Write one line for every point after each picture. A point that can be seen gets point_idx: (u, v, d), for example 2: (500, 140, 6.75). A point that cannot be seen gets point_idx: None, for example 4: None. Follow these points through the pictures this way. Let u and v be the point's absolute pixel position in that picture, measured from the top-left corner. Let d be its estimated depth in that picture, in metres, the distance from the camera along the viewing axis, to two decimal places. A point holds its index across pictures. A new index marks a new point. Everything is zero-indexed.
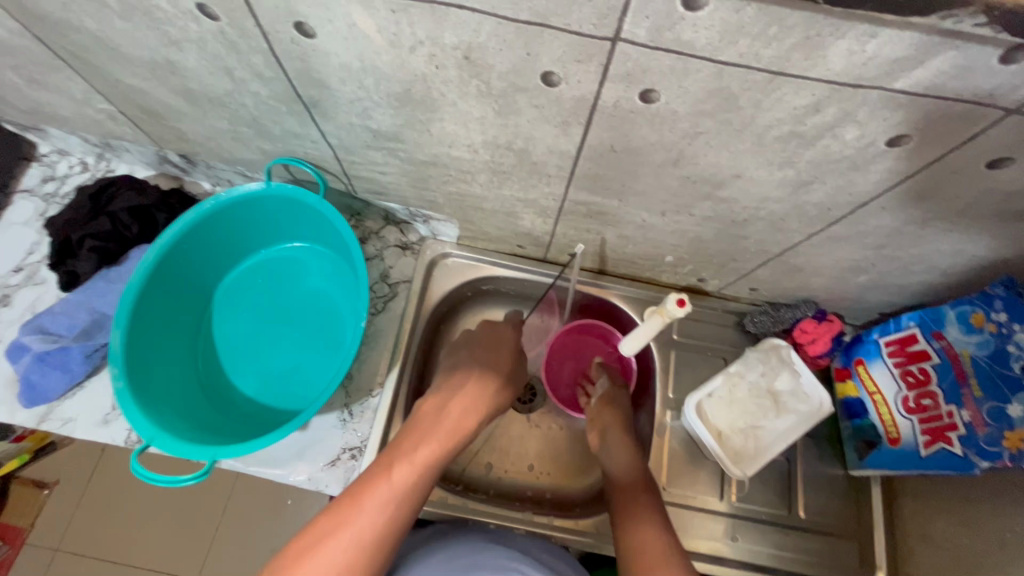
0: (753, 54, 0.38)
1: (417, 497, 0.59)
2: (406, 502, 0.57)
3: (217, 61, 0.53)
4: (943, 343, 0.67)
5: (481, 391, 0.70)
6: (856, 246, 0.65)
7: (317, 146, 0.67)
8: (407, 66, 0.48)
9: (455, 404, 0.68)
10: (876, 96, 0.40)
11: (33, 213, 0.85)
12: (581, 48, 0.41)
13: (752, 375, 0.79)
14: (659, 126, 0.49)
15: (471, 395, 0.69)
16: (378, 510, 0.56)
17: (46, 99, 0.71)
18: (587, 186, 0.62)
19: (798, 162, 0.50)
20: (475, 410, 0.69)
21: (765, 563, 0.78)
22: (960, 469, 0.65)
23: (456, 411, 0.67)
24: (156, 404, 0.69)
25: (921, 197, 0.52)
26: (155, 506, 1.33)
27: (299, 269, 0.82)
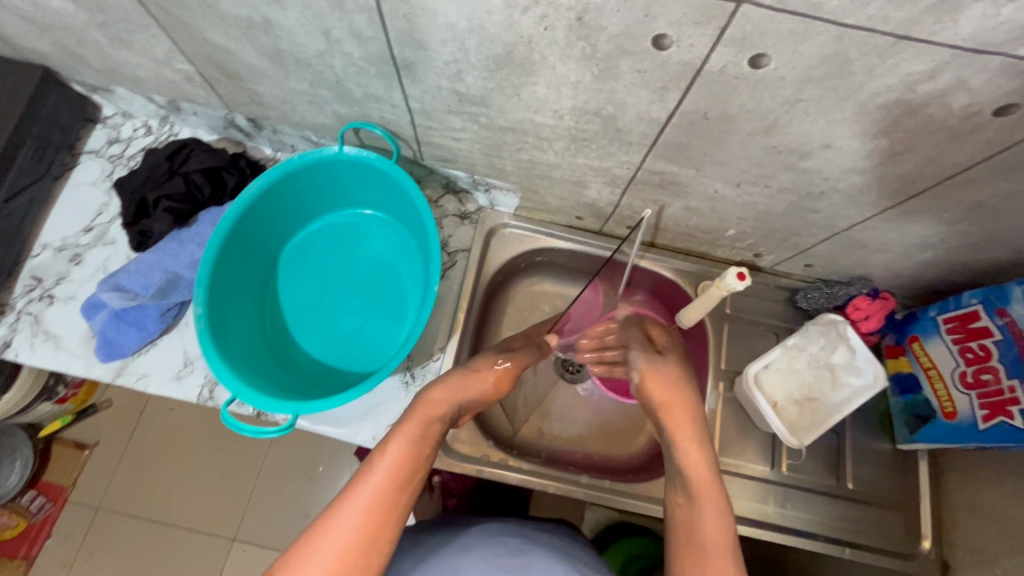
0: (882, 17, 0.39)
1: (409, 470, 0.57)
2: (401, 476, 0.56)
3: (318, 20, 0.54)
4: (1007, 320, 0.68)
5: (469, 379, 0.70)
6: (930, 221, 0.65)
7: (395, 111, 0.68)
8: (515, 28, 0.48)
9: (442, 386, 0.67)
10: (997, 62, 0.40)
11: (100, 175, 0.87)
12: (703, 9, 0.42)
13: (813, 348, 0.81)
14: (760, 92, 0.49)
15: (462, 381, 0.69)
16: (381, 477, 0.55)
17: (124, 58, 0.72)
18: (667, 154, 0.63)
19: (895, 132, 0.51)
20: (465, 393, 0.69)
21: (814, 530, 0.81)
22: (1020, 441, 0.66)
23: (432, 395, 0.65)
24: (236, 359, 0.71)
25: (1013, 169, 0.53)
26: (198, 467, 1.37)
27: (366, 236, 0.84)
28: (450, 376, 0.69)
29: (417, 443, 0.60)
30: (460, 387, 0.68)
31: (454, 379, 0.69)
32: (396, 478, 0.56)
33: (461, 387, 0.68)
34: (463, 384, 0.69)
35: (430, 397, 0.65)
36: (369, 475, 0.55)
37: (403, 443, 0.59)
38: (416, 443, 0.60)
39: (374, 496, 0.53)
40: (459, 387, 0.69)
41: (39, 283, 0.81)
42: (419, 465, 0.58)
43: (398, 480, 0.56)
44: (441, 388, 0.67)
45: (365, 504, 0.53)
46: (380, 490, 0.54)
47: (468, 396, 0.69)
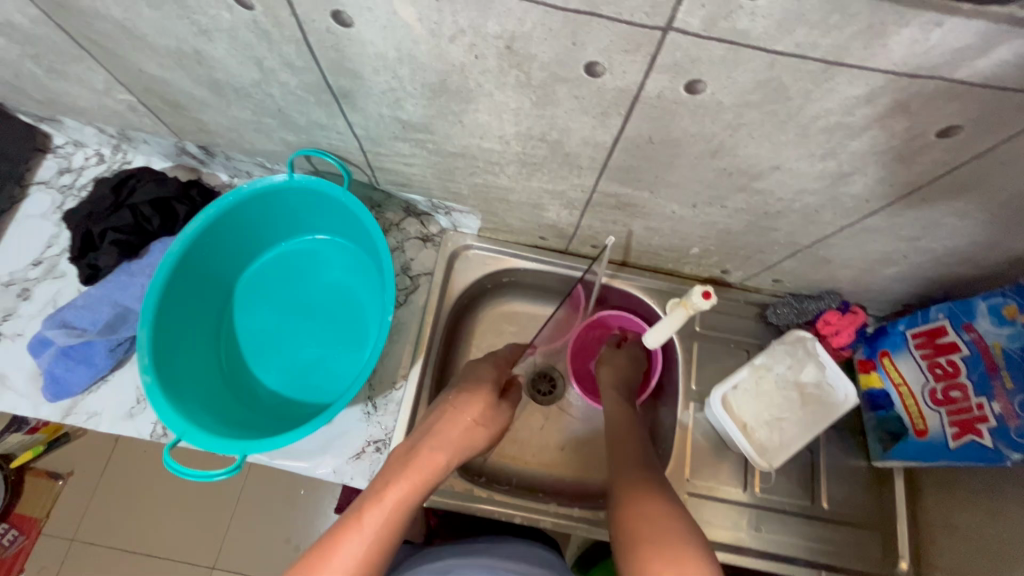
0: (811, 43, 0.37)
1: (393, 536, 0.56)
2: (385, 545, 0.55)
3: (247, 51, 0.52)
4: (974, 336, 0.67)
5: (468, 432, 0.69)
6: (890, 238, 0.64)
7: (342, 137, 0.66)
8: (445, 57, 0.46)
9: (444, 443, 0.66)
10: (933, 85, 0.39)
11: (50, 206, 0.85)
12: (631, 37, 0.40)
13: (779, 367, 0.79)
14: (702, 117, 0.48)
15: (462, 435, 0.68)
16: (361, 545, 0.54)
17: (64, 89, 0.70)
18: (619, 177, 0.61)
19: (841, 154, 0.49)
20: (462, 450, 0.68)
21: (790, 553, 0.79)
22: (990, 461, 0.64)
23: (434, 454, 0.64)
24: (184, 398, 0.69)
25: (964, 188, 0.51)
26: (171, 497, 1.34)
27: (321, 261, 0.82)
28: (451, 428, 0.68)
29: (409, 506, 0.59)
30: (457, 438, 0.67)
31: (456, 431, 0.68)
32: (379, 546, 0.55)
33: (460, 441, 0.68)
34: (463, 438, 0.68)
35: (434, 455, 0.64)
36: (353, 540, 0.54)
37: (396, 508, 0.57)
38: (408, 507, 0.59)
39: (354, 565, 0.52)
40: (460, 440, 0.68)
41: None
42: (403, 529, 0.58)
43: (381, 548, 0.55)
44: (445, 448, 0.65)
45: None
46: (360, 558, 0.53)
47: (466, 449, 0.68)
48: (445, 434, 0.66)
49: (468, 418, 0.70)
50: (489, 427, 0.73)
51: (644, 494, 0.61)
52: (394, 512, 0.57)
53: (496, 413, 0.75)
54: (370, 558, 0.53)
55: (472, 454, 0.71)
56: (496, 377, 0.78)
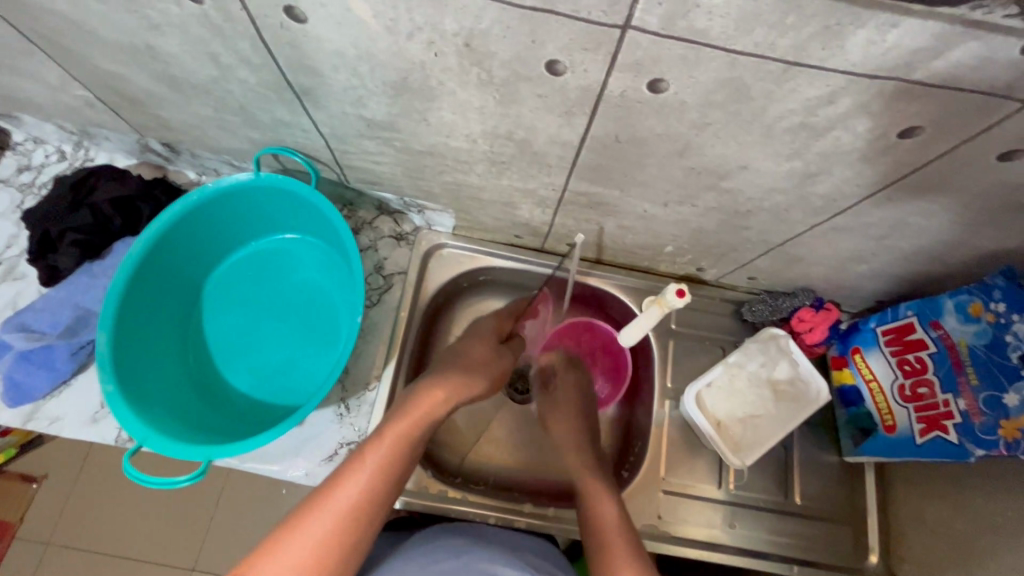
0: (769, 44, 0.37)
1: (396, 471, 0.58)
2: (386, 481, 0.56)
3: (202, 46, 0.50)
4: (941, 333, 0.68)
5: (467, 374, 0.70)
6: (859, 237, 0.64)
7: (308, 135, 0.65)
8: (404, 54, 0.45)
9: (445, 382, 0.67)
10: (892, 86, 0.39)
11: (9, 205, 0.82)
12: (589, 35, 0.39)
13: (752, 365, 0.79)
14: (666, 116, 0.47)
15: (461, 373, 0.69)
16: (363, 481, 0.55)
17: (17, 84, 0.67)
18: (589, 176, 0.61)
19: (806, 154, 0.49)
20: (464, 390, 0.68)
21: (763, 549, 0.79)
22: (955, 457, 0.65)
23: (432, 391, 0.65)
24: (148, 403, 0.67)
25: (928, 188, 0.51)
26: (147, 499, 1.31)
27: (291, 261, 0.80)
28: (448, 370, 0.69)
29: (410, 443, 0.60)
30: (463, 380, 0.68)
31: (458, 372, 0.69)
32: (383, 479, 0.56)
33: (461, 382, 0.68)
34: (463, 378, 0.69)
35: (436, 392, 0.65)
36: (355, 476, 0.55)
37: (396, 446, 0.59)
38: (408, 445, 0.60)
39: (358, 498, 0.54)
40: (463, 377, 0.69)
41: None
42: (404, 466, 0.59)
43: (384, 483, 0.56)
44: (444, 385, 0.66)
45: (347, 507, 0.53)
46: (361, 492, 0.54)
47: (473, 390, 0.70)
48: (443, 374, 0.67)
49: (472, 361, 0.72)
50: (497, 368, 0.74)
51: (601, 497, 0.71)
52: (394, 451, 0.58)
53: (500, 355, 0.76)
54: (372, 491, 0.55)
55: (484, 394, 0.73)
56: (498, 327, 0.79)
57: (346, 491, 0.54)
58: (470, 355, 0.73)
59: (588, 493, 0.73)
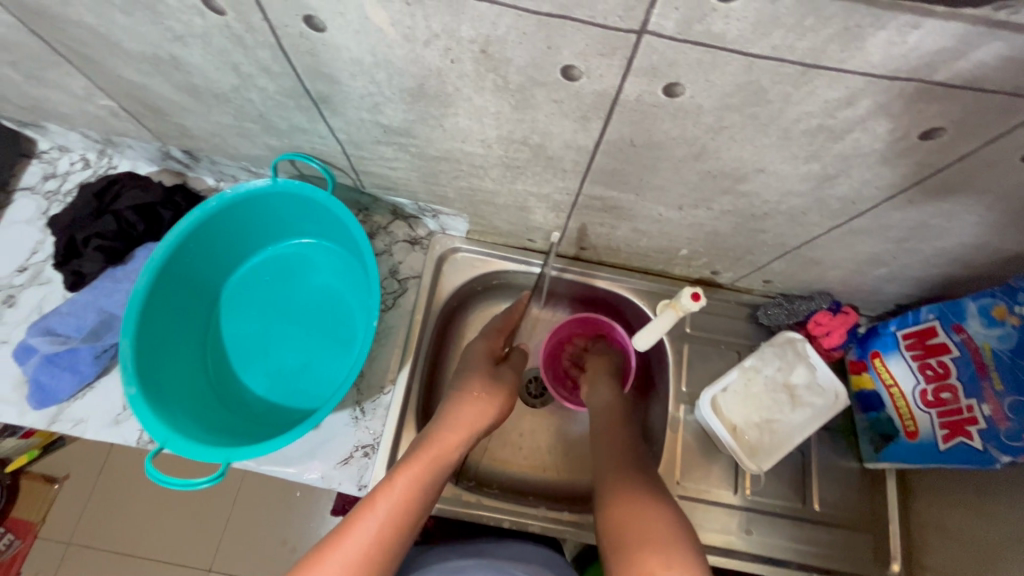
0: (787, 46, 0.37)
1: (410, 514, 0.57)
2: (400, 524, 0.55)
3: (223, 56, 0.51)
4: (963, 337, 0.66)
5: (482, 409, 0.70)
6: (878, 240, 0.63)
7: (325, 142, 0.65)
8: (420, 61, 0.46)
9: (461, 424, 0.67)
10: (913, 88, 0.39)
11: (36, 212, 0.84)
12: (605, 41, 0.39)
13: (769, 369, 0.78)
14: (682, 120, 0.47)
15: (474, 410, 0.69)
16: (375, 524, 0.54)
17: (44, 94, 0.69)
18: (603, 180, 0.61)
19: (824, 156, 0.49)
20: (477, 425, 0.68)
21: (781, 556, 0.78)
22: (979, 464, 0.64)
23: (446, 435, 0.65)
24: (170, 406, 0.68)
25: (950, 190, 0.51)
26: (165, 500, 1.33)
27: (307, 265, 0.81)
28: (461, 407, 0.69)
29: (423, 487, 0.59)
30: (469, 418, 0.68)
31: (465, 412, 0.69)
32: (397, 523, 0.55)
33: (474, 419, 0.68)
34: (476, 415, 0.69)
35: (446, 435, 0.65)
36: (366, 520, 0.54)
37: (409, 489, 0.58)
38: (421, 488, 0.59)
39: (369, 543, 0.53)
40: (469, 416, 0.69)
41: None
42: (419, 509, 0.58)
43: (396, 529, 0.55)
44: (459, 429, 0.66)
45: (357, 556, 0.52)
46: (374, 537, 0.53)
47: (480, 428, 0.69)
48: (456, 415, 0.68)
49: (472, 394, 0.71)
50: (499, 395, 0.73)
51: (632, 495, 0.60)
52: (407, 493, 0.58)
53: (499, 380, 0.75)
54: (383, 537, 0.54)
55: (487, 428, 0.71)
56: (490, 347, 0.79)
57: (356, 538, 0.53)
58: (471, 386, 0.72)
59: (617, 491, 0.62)
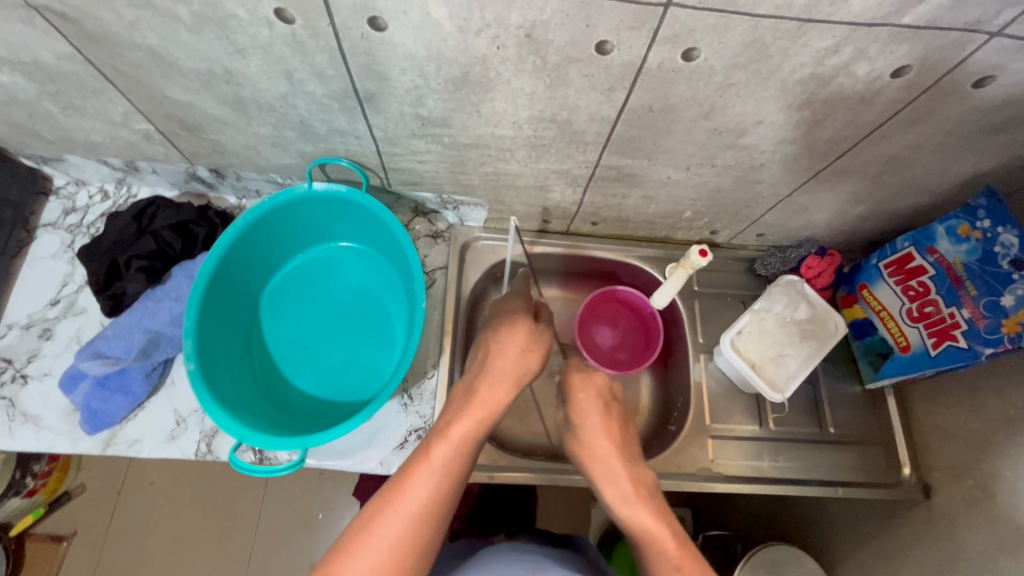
0: (787, 5, 0.45)
1: (457, 473, 0.56)
2: (453, 475, 0.56)
3: (279, 64, 0.56)
4: (937, 256, 0.76)
5: (522, 358, 0.69)
6: (857, 177, 0.73)
7: (360, 142, 0.70)
8: (469, 51, 0.52)
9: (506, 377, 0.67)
10: (886, 32, 0.48)
11: (61, 246, 0.85)
12: (637, 15, 0.47)
13: (777, 307, 0.87)
14: (695, 81, 0.55)
15: (509, 365, 0.68)
16: (432, 475, 0.54)
17: (78, 125, 0.71)
18: (620, 149, 0.68)
19: (814, 103, 0.58)
20: (507, 378, 0.67)
21: (806, 477, 0.86)
22: (967, 360, 0.73)
23: (490, 389, 0.65)
24: (237, 409, 0.71)
25: (916, 121, 0.60)
26: (186, 538, 1.31)
27: (341, 267, 0.86)
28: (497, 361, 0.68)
29: (473, 438, 0.59)
30: (509, 369, 0.68)
31: (505, 364, 0.68)
32: (450, 477, 0.55)
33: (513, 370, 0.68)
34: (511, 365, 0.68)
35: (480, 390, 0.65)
36: (422, 474, 0.54)
37: (466, 437, 0.59)
38: (474, 440, 0.60)
39: (427, 494, 0.53)
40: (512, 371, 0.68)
41: (9, 364, 0.78)
42: (468, 465, 0.58)
43: (450, 476, 0.55)
44: (500, 384, 0.66)
45: (416, 509, 0.52)
46: (431, 489, 0.54)
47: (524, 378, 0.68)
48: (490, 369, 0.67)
49: (515, 347, 0.69)
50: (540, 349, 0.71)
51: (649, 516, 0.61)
52: (461, 442, 0.58)
53: (540, 335, 0.72)
54: (441, 485, 0.54)
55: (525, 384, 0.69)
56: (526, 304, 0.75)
57: (414, 491, 0.53)
58: (510, 342, 0.70)
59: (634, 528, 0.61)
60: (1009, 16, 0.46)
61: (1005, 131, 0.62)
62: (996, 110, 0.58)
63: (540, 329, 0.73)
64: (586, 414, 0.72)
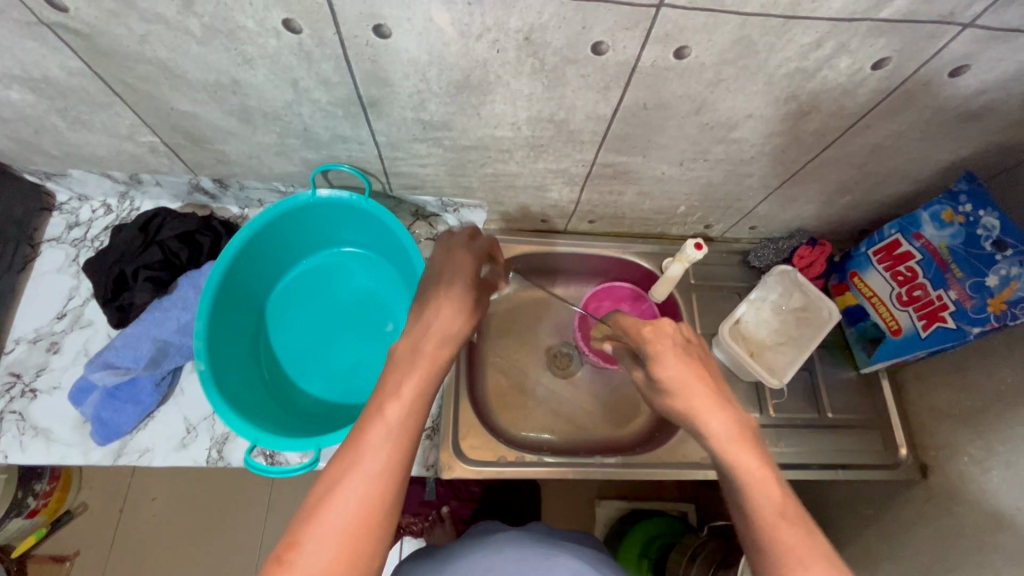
0: (772, 4, 0.48)
1: (423, 409, 0.52)
2: (417, 415, 0.51)
3: (286, 73, 0.58)
4: (923, 242, 0.79)
5: (449, 318, 0.62)
6: (844, 167, 0.76)
7: (363, 147, 0.72)
8: (470, 55, 0.54)
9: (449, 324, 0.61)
10: (866, 26, 0.50)
11: (65, 260, 0.86)
12: (630, 16, 0.49)
13: (772, 297, 0.90)
14: (687, 78, 0.57)
15: (451, 304, 0.63)
16: (398, 416, 0.50)
17: (84, 140, 0.72)
18: (616, 147, 0.71)
19: (800, 96, 0.60)
20: (449, 335, 0.60)
21: (808, 461, 0.88)
22: (956, 339, 0.76)
23: (443, 320, 0.61)
24: (249, 413, 0.72)
25: (897, 111, 0.63)
26: (192, 551, 1.31)
27: (345, 272, 0.87)
28: (445, 297, 0.64)
29: (434, 374, 0.56)
30: (438, 331, 0.60)
31: (451, 299, 0.64)
32: (415, 413, 0.51)
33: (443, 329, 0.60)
34: (450, 322, 0.61)
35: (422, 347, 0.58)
36: (384, 415, 0.50)
37: (427, 374, 0.55)
38: (433, 375, 0.56)
39: (392, 437, 0.49)
40: (463, 304, 0.64)
41: (18, 378, 0.79)
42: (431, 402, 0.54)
43: (414, 413, 0.51)
44: (432, 340, 0.59)
45: (375, 467, 0.47)
46: (394, 432, 0.49)
47: (463, 329, 0.62)
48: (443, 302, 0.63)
49: (448, 309, 0.62)
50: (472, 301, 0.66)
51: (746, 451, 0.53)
52: (423, 375, 0.55)
53: (473, 301, 0.66)
54: (406, 424, 0.50)
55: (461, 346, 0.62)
56: (469, 265, 0.70)
57: (376, 435, 0.49)
58: (447, 302, 0.63)
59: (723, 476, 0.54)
60: (980, 8, 0.49)
61: (981, 118, 0.65)
62: (972, 98, 0.61)
63: (478, 283, 0.68)
64: (667, 360, 0.60)
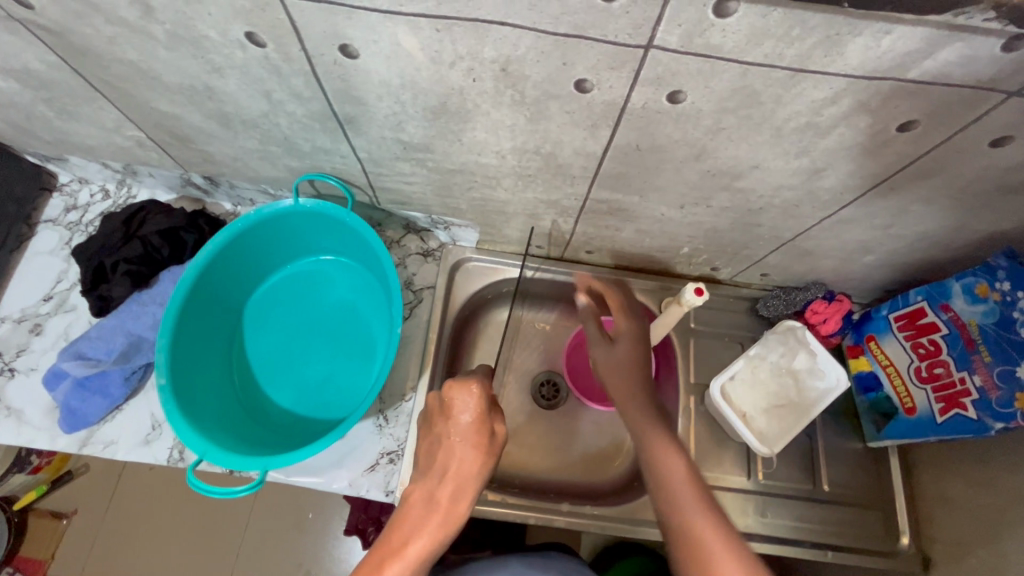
0: (777, 54, 0.42)
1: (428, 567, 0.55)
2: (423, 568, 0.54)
3: (258, 85, 0.55)
4: (951, 315, 0.71)
5: (456, 458, 0.60)
6: (864, 227, 0.68)
7: (345, 161, 0.69)
8: (444, 82, 0.50)
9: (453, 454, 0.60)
10: (889, 86, 0.44)
11: (59, 243, 0.87)
12: (615, 56, 0.44)
13: (773, 356, 0.83)
14: (684, 123, 0.52)
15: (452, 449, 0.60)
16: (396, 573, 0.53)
17: (75, 129, 0.72)
18: (609, 184, 0.65)
19: (813, 151, 0.54)
20: (460, 478, 0.59)
21: (793, 537, 0.81)
22: (976, 433, 0.68)
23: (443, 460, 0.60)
24: (204, 422, 0.71)
25: (927, 176, 0.56)
26: (176, 526, 1.32)
27: (326, 280, 0.85)
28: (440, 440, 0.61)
29: (440, 523, 0.56)
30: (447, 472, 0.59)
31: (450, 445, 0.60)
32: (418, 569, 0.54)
33: (449, 467, 0.59)
34: (456, 460, 0.59)
35: (437, 493, 0.58)
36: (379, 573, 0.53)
37: (433, 517, 0.56)
38: (438, 525, 0.56)
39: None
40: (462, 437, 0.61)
41: None
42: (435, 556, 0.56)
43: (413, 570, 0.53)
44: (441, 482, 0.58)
45: None
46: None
47: (471, 462, 0.59)
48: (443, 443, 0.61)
49: (457, 446, 0.60)
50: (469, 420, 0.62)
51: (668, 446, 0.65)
52: (430, 526, 0.56)
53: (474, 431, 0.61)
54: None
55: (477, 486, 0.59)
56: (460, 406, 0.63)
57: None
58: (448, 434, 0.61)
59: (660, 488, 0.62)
60: None
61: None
62: (1015, 170, 0.53)
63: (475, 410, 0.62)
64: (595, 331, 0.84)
